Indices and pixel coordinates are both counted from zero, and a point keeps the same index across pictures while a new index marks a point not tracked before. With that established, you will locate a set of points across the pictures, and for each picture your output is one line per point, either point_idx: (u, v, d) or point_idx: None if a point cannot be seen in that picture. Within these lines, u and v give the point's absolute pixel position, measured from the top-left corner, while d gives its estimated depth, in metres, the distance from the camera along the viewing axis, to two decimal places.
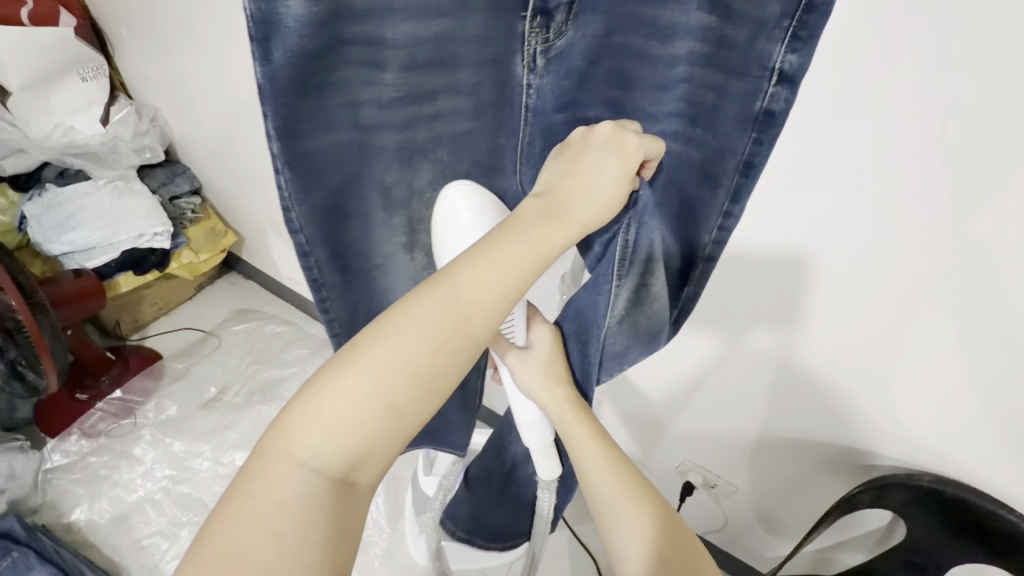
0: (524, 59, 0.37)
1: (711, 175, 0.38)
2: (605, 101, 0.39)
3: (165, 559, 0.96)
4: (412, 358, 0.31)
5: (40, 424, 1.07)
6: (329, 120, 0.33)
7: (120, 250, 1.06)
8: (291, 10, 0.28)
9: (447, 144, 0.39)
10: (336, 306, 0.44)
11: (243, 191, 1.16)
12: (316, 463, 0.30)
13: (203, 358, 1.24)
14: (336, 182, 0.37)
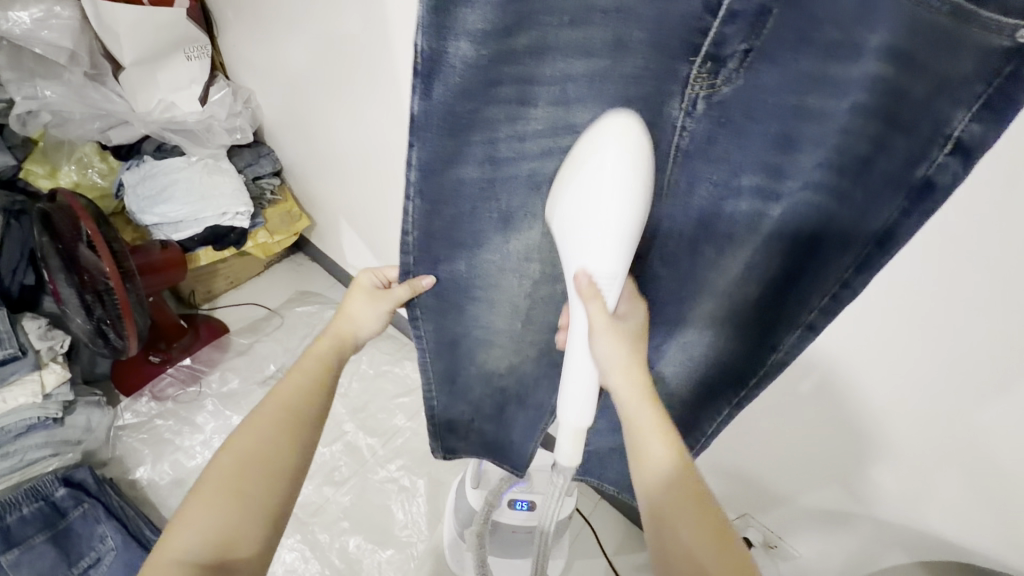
0: (683, 101, 0.34)
1: (841, 233, 0.34)
2: (760, 166, 0.35)
3: None
4: (245, 450, 0.46)
5: (117, 381, 1.13)
6: (469, 150, 0.39)
7: (204, 225, 1.09)
8: (460, 52, 0.33)
9: None
10: (428, 315, 0.52)
11: (319, 177, 1.18)
12: (191, 555, 0.42)
13: (267, 335, 1.28)
14: (464, 207, 0.43)
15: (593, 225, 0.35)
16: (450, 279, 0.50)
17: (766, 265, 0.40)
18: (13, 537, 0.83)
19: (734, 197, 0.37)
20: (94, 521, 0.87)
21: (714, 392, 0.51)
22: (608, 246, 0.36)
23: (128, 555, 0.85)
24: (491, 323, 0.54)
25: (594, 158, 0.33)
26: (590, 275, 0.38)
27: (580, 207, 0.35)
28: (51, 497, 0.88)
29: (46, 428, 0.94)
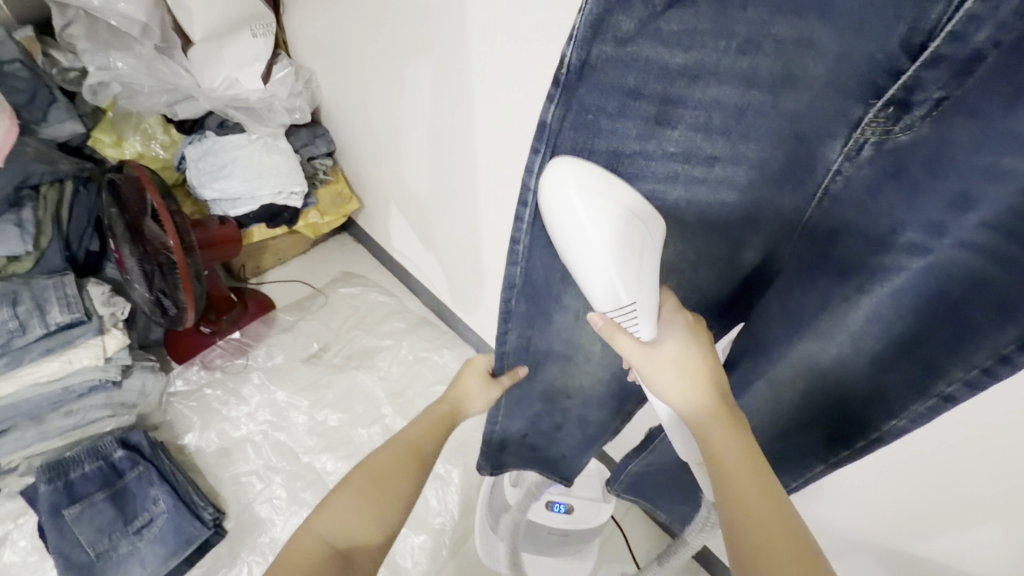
0: (846, 145, 0.35)
1: (1009, 305, 0.32)
2: (923, 223, 0.33)
3: (257, 500, 1.02)
4: (383, 465, 0.56)
5: (169, 348, 1.17)
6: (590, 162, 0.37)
7: (260, 204, 1.11)
8: (604, 57, 0.32)
9: (702, 207, 0.41)
10: (516, 327, 0.52)
11: (374, 163, 1.18)
12: (331, 538, 0.51)
13: (311, 313, 1.30)
14: None
15: (590, 268, 0.39)
16: (542, 293, 0.49)
17: (896, 326, 0.38)
18: (76, 492, 0.87)
19: (881, 253, 0.35)
20: (148, 484, 0.91)
21: (813, 432, 0.51)
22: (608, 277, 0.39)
23: (178, 520, 0.89)
24: (574, 336, 0.54)
25: (557, 196, 0.35)
26: (602, 312, 0.43)
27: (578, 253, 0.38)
28: (109, 458, 0.91)
29: (106, 390, 0.98)
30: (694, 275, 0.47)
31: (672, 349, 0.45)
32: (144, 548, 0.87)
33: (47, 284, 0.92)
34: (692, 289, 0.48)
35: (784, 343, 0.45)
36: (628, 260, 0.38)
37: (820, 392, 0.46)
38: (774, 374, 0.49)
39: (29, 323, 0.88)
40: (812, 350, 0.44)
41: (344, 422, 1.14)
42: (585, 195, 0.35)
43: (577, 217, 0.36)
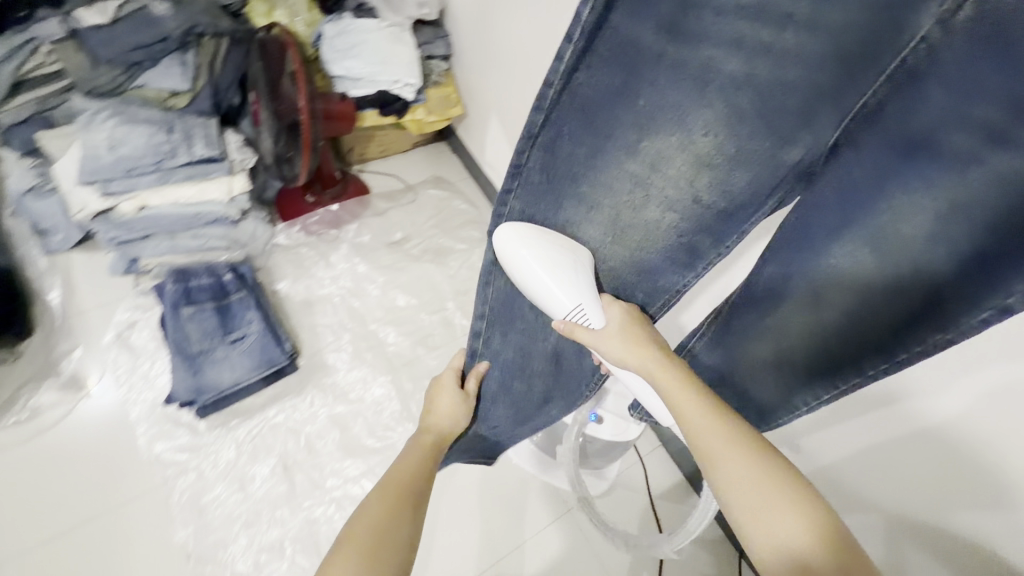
0: (938, 9, 0.41)
1: None
2: (1005, 98, 0.39)
3: (328, 349, 1.16)
4: (373, 509, 0.58)
5: (279, 209, 1.31)
6: (649, 16, 0.56)
7: (377, 88, 1.20)
8: None
9: (767, 78, 0.53)
10: (523, 186, 0.68)
11: (484, 70, 1.23)
12: None
13: (400, 205, 1.41)
14: (624, 69, 0.59)
15: (548, 289, 0.63)
16: (558, 158, 0.66)
17: (959, 228, 0.44)
18: (192, 296, 1.03)
19: (956, 131, 0.42)
20: (245, 307, 1.06)
21: (841, 358, 0.55)
22: (561, 287, 0.63)
23: (264, 342, 1.04)
24: (592, 216, 0.68)
25: (521, 258, 0.64)
26: (562, 317, 0.63)
27: (539, 284, 0.64)
28: (220, 278, 1.07)
29: (225, 224, 1.14)
30: (711, 176, 0.59)
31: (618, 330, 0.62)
32: (235, 356, 1.02)
33: (197, 122, 1.07)
34: (720, 192, 0.59)
35: (841, 235, 0.51)
36: (564, 276, 0.64)
37: (868, 300, 0.51)
38: (823, 284, 0.54)
39: (178, 150, 1.03)
40: (868, 249, 0.50)
41: (411, 304, 1.25)
42: (534, 253, 0.64)
43: (532, 266, 0.64)
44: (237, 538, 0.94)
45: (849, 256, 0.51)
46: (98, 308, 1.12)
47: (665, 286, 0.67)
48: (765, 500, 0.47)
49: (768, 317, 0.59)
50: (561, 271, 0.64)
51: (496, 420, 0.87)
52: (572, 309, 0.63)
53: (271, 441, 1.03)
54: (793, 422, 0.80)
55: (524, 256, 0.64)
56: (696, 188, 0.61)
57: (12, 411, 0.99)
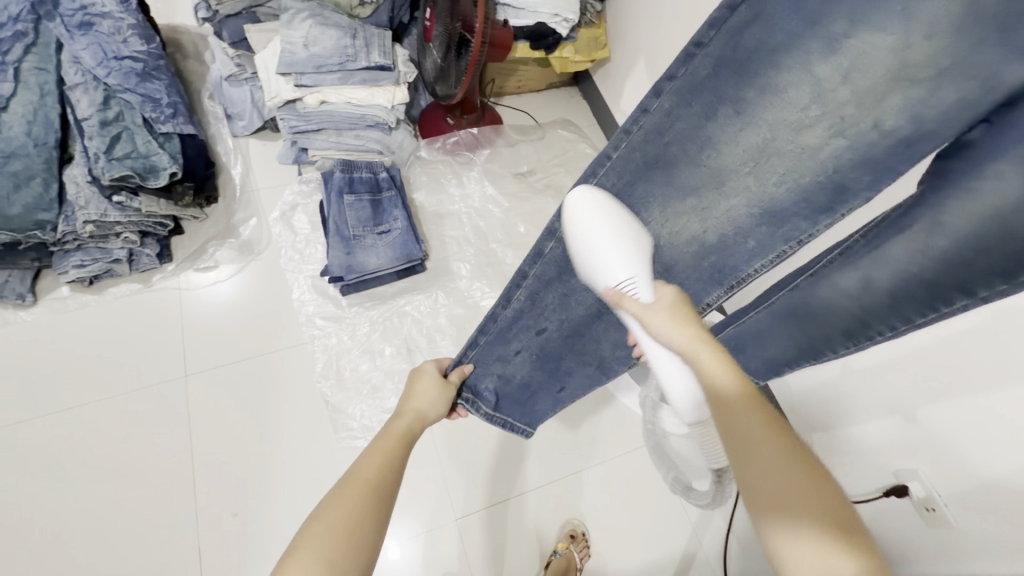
0: None
1: None
2: None
3: (454, 258, 1.27)
4: (338, 505, 0.57)
5: (421, 125, 1.41)
6: None
7: (536, 20, 1.25)
8: None
9: None
10: (685, 78, 0.60)
11: (641, 13, 1.25)
12: None
13: (531, 140, 1.47)
14: None
15: (606, 248, 0.64)
16: (742, 52, 0.56)
17: None
18: (353, 186, 1.17)
19: None
20: (394, 205, 1.19)
21: (948, 281, 0.54)
22: (617, 254, 0.63)
23: (406, 239, 1.17)
24: (747, 137, 0.61)
25: (579, 221, 0.66)
26: (614, 285, 0.62)
27: (596, 246, 0.64)
28: (377, 175, 1.20)
29: (382, 130, 1.26)
30: (905, 96, 0.52)
31: (665, 304, 0.57)
32: (381, 246, 1.15)
33: (374, 33, 1.18)
34: (908, 117, 0.53)
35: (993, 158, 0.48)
36: (621, 246, 0.64)
37: (990, 234, 0.49)
38: (951, 213, 0.51)
39: (359, 56, 1.15)
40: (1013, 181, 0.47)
41: (531, 232, 1.33)
42: (592, 214, 0.66)
43: (590, 226, 0.65)
44: (364, 399, 1.08)
45: (994, 173, 0.48)
46: (267, 188, 1.29)
47: (790, 233, 0.65)
48: (816, 548, 0.40)
49: (876, 244, 0.58)
50: (620, 239, 0.64)
51: (541, 321, 0.82)
52: (626, 279, 0.62)
53: (399, 326, 1.17)
54: (897, 381, 0.84)
55: (582, 220, 0.65)
56: (880, 110, 0.54)
57: (202, 260, 1.19)
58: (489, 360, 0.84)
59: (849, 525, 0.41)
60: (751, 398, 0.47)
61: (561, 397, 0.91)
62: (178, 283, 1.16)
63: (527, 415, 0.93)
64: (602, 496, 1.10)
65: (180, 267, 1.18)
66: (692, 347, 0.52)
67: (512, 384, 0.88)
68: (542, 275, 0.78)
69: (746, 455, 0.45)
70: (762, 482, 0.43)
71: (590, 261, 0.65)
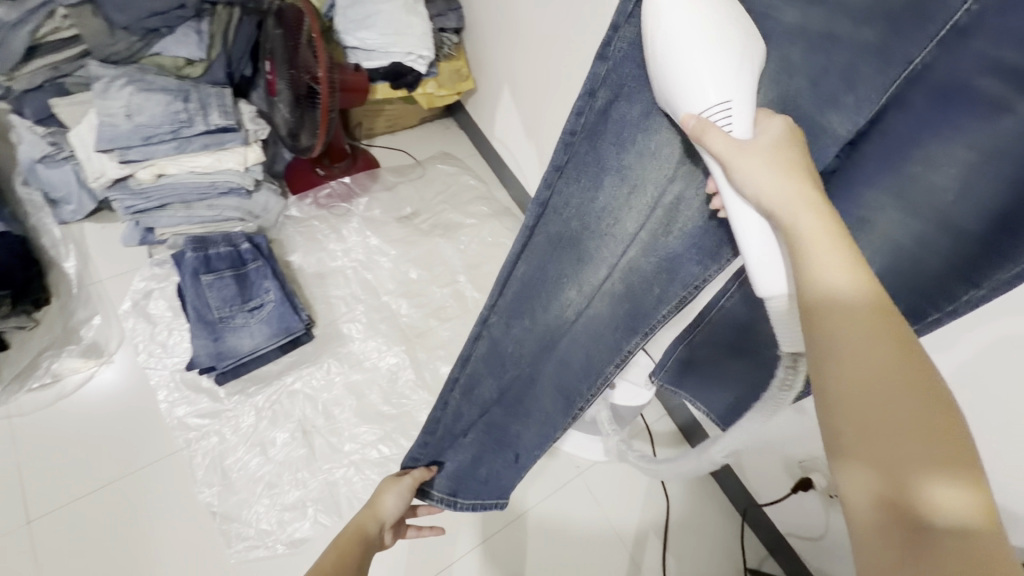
0: None
1: None
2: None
3: (343, 320, 1.18)
4: None
5: (288, 181, 1.33)
6: None
7: (390, 59, 1.19)
8: None
9: (818, 40, 0.40)
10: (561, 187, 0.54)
11: (496, 43, 1.24)
12: None
13: (410, 180, 1.41)
14: None
15: (689, 70, 0.38)
16: (603, 144, 0.52)
17: (984, 190, 0.39)
18: (211, 265, 1.05)
19: (987, 76, 0.35)
20: (263, 276, 1.08)
21: None
22: (705, 69, 0.38)
23: (282, 311, 1.06)
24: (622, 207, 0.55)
25: (661, 21, 0.38)
26: (696, 112, 0.40)
27: (680, 54, 0.38)
28: (238, 247, 1.09)
29: (239, 196, 1.15)
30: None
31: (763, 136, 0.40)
32: (255, 324, 1.05)
33: (211, 91, 1.07)
34: None
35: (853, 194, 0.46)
36: (727, 48, 0.38)
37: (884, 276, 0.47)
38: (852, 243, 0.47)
39: (196, 118, 1.03)
40: (891, 217, 0.44)
41: (423, 277, 1.27)
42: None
43: (659, 43, 0.39)
44: (259, 499, 0.97)
45: (877, 207, 0.45)
46: (113, 278, 1.13)
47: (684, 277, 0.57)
48: (903, 425, 0.32)
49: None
50: (729, 47, 0.38)
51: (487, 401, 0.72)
52: (716, 108, 0.39)
53: (290, 408, 1.05)
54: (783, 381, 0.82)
55: (660, 12, 0.38)
56: None
57: (35, 377, 1.01)
58: (442, 445, 0.76)
59: (965, 448, 0.31)
60: (876, 304, 0.35)
61: (520, 464, 0.80)
62: (9, 412, 0.98)
63: (493, 491, 0.84)
64: (537, 545, 1.05)
65: (8, 390, 0.99)
66: (794, 206, 0.38)
67: (462, 458, 0.78)
68: (474, 373, 0.69)
69: (829, 329, 0.36)
70: (870, 380, 0.33)
71: (683, 80, 0.39)
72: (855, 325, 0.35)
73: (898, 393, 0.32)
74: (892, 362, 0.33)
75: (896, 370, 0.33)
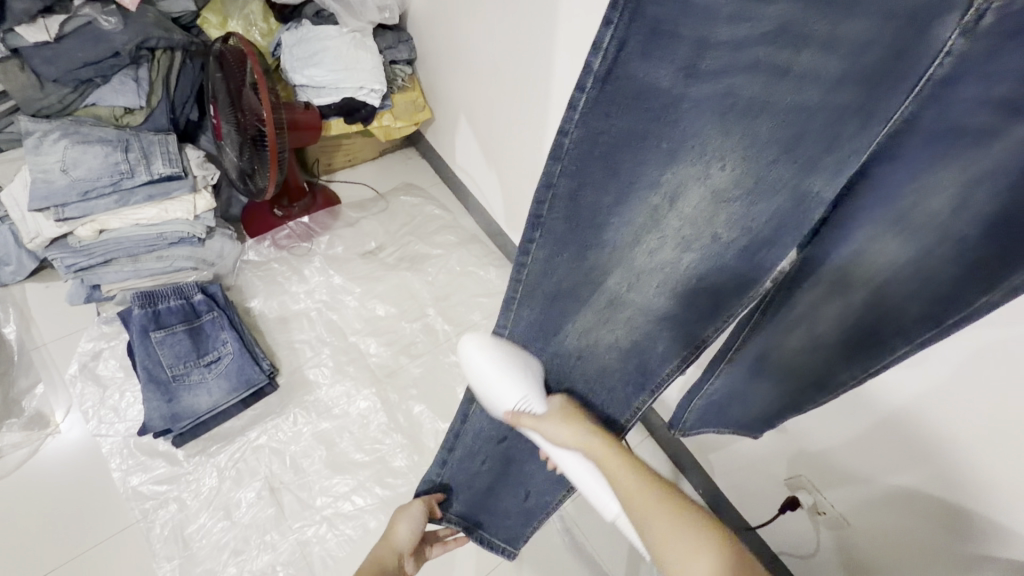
0: (964, 16, 0.33)
1: None
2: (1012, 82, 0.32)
3: (308, 365, 1.13)
4: None
5: (245, 224, 1.29)
6: (672, 42, 0.42)
7: (341, 95, 1.17)
8: None
9: (789, 111, 0.42)
10: (543, 247, 0.54)
11: (450, 71, 1.22)
12: None
13: (373, 214, 1.38)
14: (638, 110, 0.45)
15: (496, 384, 0.57)
16: (582, 214, 0.52)
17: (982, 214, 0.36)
18: (161, 321, 1.00)
19: (967, 110, 0.35)
20: (218, 327, 1.03)
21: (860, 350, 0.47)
22: (509, 383, 0.57)
23: (241, 363, 1.02)
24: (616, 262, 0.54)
25: (473, 363, 0.58)
26: (512, 408, 0.57)
27: (490, 377, 0.57)
28: (190, 299, 1.04)
29: (191, 245, 1.10)
30: (732, 212, 0.48)
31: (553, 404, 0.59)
32: (211, 379, 1.00)
33: (154, 139, 1.02)
34: (739, 227, 0.48)
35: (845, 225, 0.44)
36: (515, 372, 0.57)
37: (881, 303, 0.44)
38: (849, 270, 0.45)
39: (137, 169, 0.99)
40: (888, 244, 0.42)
41: (391, 313, 1.23)
42: (481, 344, 0.58)
43: (479, 363, 0.57)
44: (225, 568, 0.90)
45: (873, 240, 0.43)
46: (58, 340, 1.07)
47: (689, 335, 0.55)
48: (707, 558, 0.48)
49: (789, 304, 0.50)
50: (519, 370, 0.57)
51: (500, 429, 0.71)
52: (521, 401, 0.57)
53: (255, 465, 1.00)
54: None
55: (473, 355, 0.58)
56: (716, 225, 0.49)
57: None
58: (457, 475, 0.75)
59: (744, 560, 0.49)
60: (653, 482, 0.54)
61: (529, 503, 0.78)
62: None
63: (504, 529, 0.82)
64: None
65: None
66: (592, 448, 0.57)
67: (474, 490, 0.77)
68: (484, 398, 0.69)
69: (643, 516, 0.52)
70: (667, 537, 0.50)
71: (497, 393, 0.57)
72: (650, 507, 0.52)
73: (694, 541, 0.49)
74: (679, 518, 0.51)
75: (684, 525, 0.50)
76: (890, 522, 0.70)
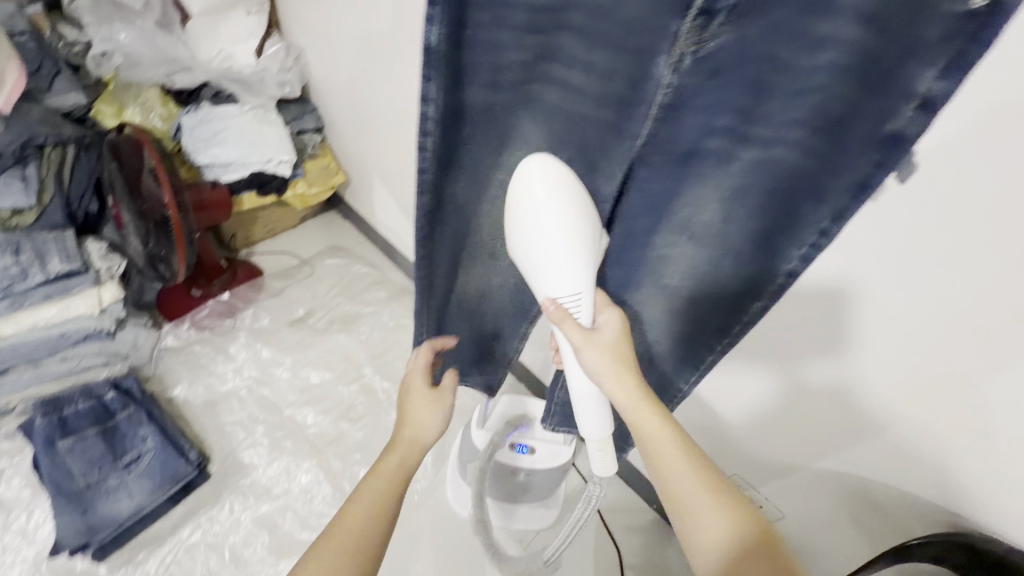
0: (671, 58, 0.40)
1: (814, 185, 0.43)
2: (730, 110, 0.43)
3: (242, 447, 1.08)
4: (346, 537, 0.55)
5: (161, 308, 1.23)
6: (476, 67, 0.49)
7: (250, 170, 1.18)
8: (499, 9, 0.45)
9: (572, 124, 0.50)
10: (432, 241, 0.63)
11: (357, 135, 1.25)
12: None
13: (298, 281, 1.37)
14: (468, 125, 0.54)
15: (549, 254, 0.50)
16: (452, 211, 0.62)
17: (739, 219, 0.49)
18: (69, 427, 0.96)
19: (709, 137, 0.45)
20: (135, 423, 1.00)
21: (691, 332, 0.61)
22: (567, 264, 0.51)
23: (163, 457, 0.98)
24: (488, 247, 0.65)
25: (526, 199, 0.50)
26: (555, 298, 0.52)
27: (535, 246, 0.50)
28: (100, 398, 1.01)
29: (100, 339, 1.05)
30: None
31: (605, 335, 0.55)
32: (132, 481, 0.95)
33: (48, 237, 0.98)
34: None
35: (648, 237, 0.55)
36: (576, 251, 0.50)
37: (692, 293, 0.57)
38: (663, 269, 0.57)
39: (31, 270, 0.94)
40: (681, 250, 0.54)
41: (326, 379, 1.20)
42: (548, 188, 0.49)
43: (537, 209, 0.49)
44: None
45: (671, 244, 0.54)
46: None
47: None
48: (717, 521, 0.49)
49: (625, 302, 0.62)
50: (578, 248, 0.50)
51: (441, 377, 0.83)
52: (568, 296, 0.52)
53: (190, 565, 0.93)
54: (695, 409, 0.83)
55: (533, 191, 0.49)
56: None
57: None
58: None
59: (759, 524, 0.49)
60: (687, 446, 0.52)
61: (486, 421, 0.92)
62: None
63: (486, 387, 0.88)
64: None
65: None
66: (631, 403, 0.53)
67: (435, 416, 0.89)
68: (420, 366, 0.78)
69: (666, 474, 0.51)
70: (682, 495, 0.50)
71: (542, 273, 0.52)
72: (677, 466, 0.51)
73: (713, 505, 0.49)
74: (702, 482, 0.50)
75: (708, 486, 0.50)
76: (814, 502, 0.73)
